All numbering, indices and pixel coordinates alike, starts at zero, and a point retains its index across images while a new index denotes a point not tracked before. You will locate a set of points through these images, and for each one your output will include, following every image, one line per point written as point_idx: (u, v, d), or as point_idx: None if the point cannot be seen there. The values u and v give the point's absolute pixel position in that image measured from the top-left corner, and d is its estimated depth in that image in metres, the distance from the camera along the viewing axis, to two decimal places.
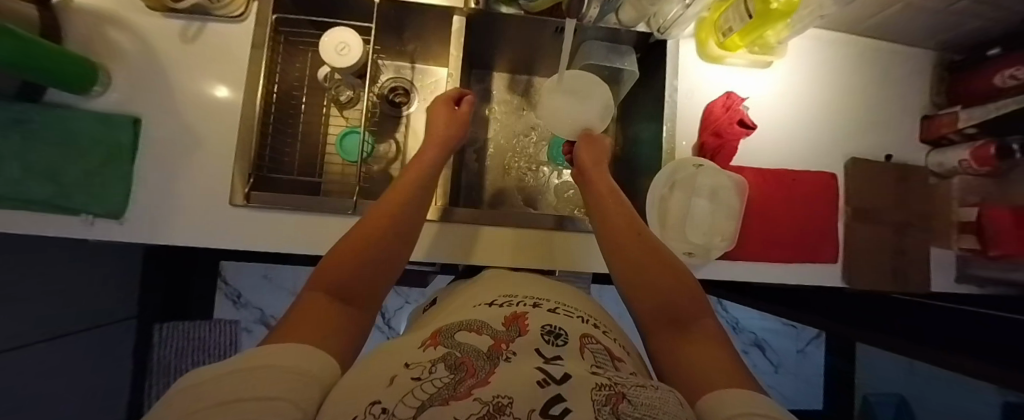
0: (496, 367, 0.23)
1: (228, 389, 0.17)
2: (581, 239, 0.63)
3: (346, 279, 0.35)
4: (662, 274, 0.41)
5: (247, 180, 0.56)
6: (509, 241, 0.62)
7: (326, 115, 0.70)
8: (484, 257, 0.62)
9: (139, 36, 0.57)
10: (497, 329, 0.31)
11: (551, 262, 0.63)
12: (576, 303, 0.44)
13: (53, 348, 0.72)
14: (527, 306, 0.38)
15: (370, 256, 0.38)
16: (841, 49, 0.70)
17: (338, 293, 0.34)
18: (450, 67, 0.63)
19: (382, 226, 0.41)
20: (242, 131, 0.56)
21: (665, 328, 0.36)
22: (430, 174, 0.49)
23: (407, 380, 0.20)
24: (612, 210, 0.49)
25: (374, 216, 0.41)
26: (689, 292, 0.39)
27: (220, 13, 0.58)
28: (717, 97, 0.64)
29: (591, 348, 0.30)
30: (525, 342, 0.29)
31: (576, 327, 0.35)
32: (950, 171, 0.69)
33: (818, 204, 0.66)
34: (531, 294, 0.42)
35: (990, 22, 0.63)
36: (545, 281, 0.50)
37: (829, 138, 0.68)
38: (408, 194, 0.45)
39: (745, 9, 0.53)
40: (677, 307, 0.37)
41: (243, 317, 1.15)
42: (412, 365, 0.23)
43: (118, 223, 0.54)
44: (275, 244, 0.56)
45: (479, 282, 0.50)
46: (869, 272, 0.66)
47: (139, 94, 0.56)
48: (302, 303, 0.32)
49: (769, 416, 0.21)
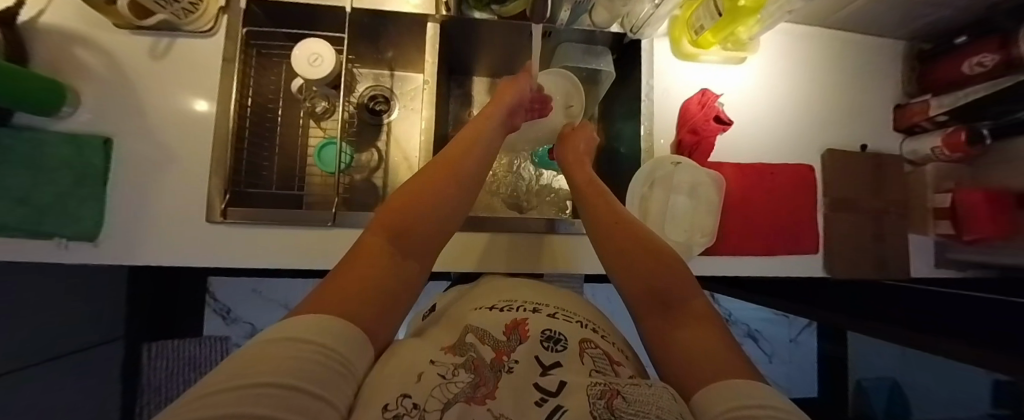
0: (500, 380, 0.25)
1: (238, 376, 0.17)
2: (565, 240, 0.64)
3: (406, 229, 0.37)
4: (646, 257, 0.40)
5: (224, 196, 0.55)
6: (494, 245, 0.62)
7: (304, 127, 0.70)
8: (471, 262, 0.61)
9: (108, 55, 0.56)
10: (498, 338, 0.32)
11: (537, 264, 0.63)
12: (574, 305, 0.43)
13: (42, 372, 0.71)
14: (527, 312, 0.38)
15: (427, 213, 0.39)
16: (814, 42, 0.71)
17: (397, 240, 0.35)
18: (427, 74, 0.63)
19: (440, 186, 0.41)
20: (217, 146, 0.56)
21: (655, 312, 0.35)
22: (485, 142, 0.49)
23: (435, 376, 0.23)
24: (596, 204, 0.49)
25: (432, 177, 0.42)
26: (679, 273, 0.38)
27: (190, 28, 0.57)
28: (693, 94, 0.65)
29: (590, 352, 0.31)
30: (525, 350, 0.30)
31: (575, 332, 0.35)
32: (924, 159, 0.71)
33: (796, 196, 0.67)
34: (532, 299, 0.42)
35: (954, 11, 0.65)
36: (536, 284, 0.48)
37: (806, 130, 0.69)
38: (463, 158, 0.45)
39: (715, 7, 0.54)
40: (671, 287, 0.36)
41: (234, 332, 1.14)
42: (438, 362, 0.26)
43: (93, 245, 0.53)
44: (253, 260, 0.56)
45: (473, 288, 0.50)
46: (850, 260, 0.67)
47: (111, 114, 0.55)
48: (365, 242, 0.34)
49: (773, 407, 0.20)
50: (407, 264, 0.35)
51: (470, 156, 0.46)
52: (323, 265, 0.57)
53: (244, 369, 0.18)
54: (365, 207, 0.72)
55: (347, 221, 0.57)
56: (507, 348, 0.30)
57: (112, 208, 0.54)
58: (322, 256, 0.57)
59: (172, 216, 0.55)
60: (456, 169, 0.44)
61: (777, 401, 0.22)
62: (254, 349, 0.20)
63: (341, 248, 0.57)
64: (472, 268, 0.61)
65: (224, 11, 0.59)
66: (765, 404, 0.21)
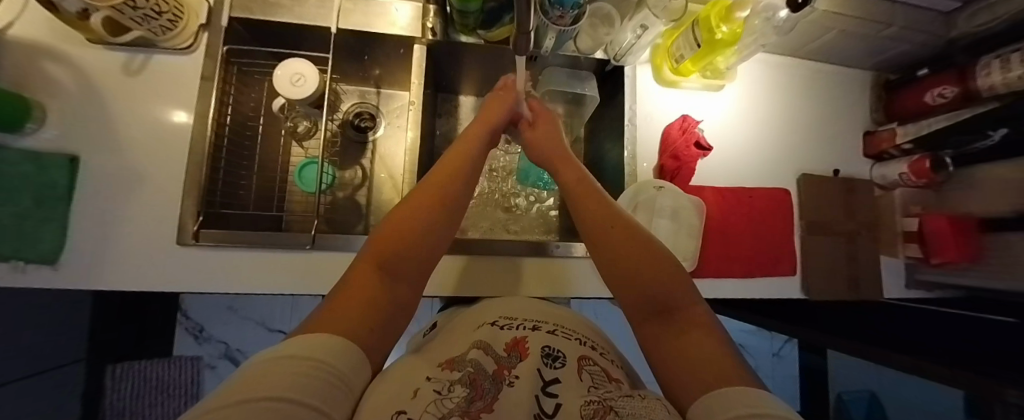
0: (501, 393, 0.26)
1: (254, 387, 0.18)
2: (566, 265, 0.63)
3: (396, 262, 0.36)
4: (645, 261, 0.38)
5: (197, 217, 0.53)
6: (511, 270, 0.61)
7: (286, 146, 0.70)
8: (462, 286, 0.59)
9: (77, 70, 0.54)
10: (498, 353, 0.33)
11: (546, 289, 0.62)
12: (573, 323, 0.43)
13: (8, 394, 0.67)
14: (526, 330, 0.37)
15: (414, 236, 0.38)
16: (788, 70, 0.74)
17: (385, 272, 0.34)
18: (412, 94, 0.63)
19: (429, 208, 0.40)
20: (192, 164, 0.54)
21: (654, 321, 0.35)
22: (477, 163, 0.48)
23: (430, 392, 0.24)
24: (586, 205, 0.46)
25: (417, 204, 0.40)
26: (677, 277, 0.37)
27: (166, 45, 0.56)
28: (673, 120, 0.67)
29: (589, 371, 0.31)
30: (526, 364, 0.30)
31: (574, 347, 0.35)
32: (893, 183, 0.74)
33: (776, 218, 0.69)
34: (531, 316, 0.42)
35: (916, 45, 0.68)
36: (539, 302, 0.48)
37: (782, 155, 0.72)
38: (455, 171, 0.44)
39: (693, 38, 0.56)
40: (670, 292, 0.36)
41: (207, 352, 1.08)
42: (432, 379, 0.27)
43: (53, 268, 0.50)
44: (230, 285, 0.54)
45: (476, 306, 0.48)
46: (826, 282, 0.69)
47: (78, 131, 0.53)
48: (352, 275, 0.34)
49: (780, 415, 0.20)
50: (395, 291, 0.34)
51: (458, 181, 0.44)
52: (306, 290, 0.55)
53: (259, 382, 0.18)
54: (347, 226, 0.71)
55: (327, 244, 0.56)
56: (507, 363, 0.31)
57: (77, 228, 0.51)
58: (302, 280, 0.55)
59: (143, 236, 0.53)
60: (445, 189, 0.42)
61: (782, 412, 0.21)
62: (258, 365, 0.21)
63: (324, 272, 0.56)
64: (467, 294, 0.59)
65: (205, 29, 0.58)
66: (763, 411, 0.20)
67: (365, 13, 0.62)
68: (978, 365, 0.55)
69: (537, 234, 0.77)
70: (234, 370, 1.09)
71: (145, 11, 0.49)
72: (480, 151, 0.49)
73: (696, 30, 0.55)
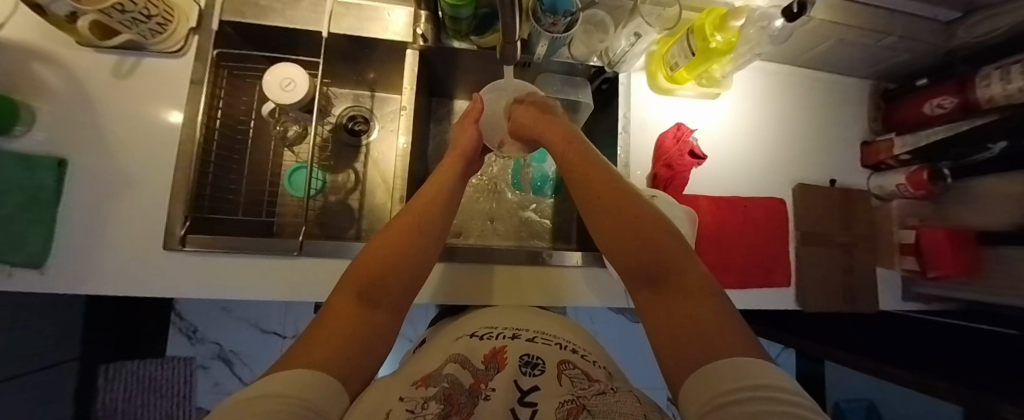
0: (476, 406, 0.27)
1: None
2: (563, 274, 0.62)
3: (378, 288, 0.36)
4: (642, 229, 0.37)
5: (184, 222, 0.53)
6: (510, 279, 0.60)
7: (276, 149, 0.69)
8: (454, 295, 0.58)
9: (67, 72, 0.54)
10: (476, 366, 0.32)
11: (540, 297, 0.60)
12: (556, 327, 0.43)
13: (3, 392, 0.67)
14: (506, 339, 0.37)
15: (400, 265, 0.39)
16: (784, 79, 0.74)
17: (368, 299, 0.35)
18: (404, 99, 0.62)
19: (411, 237, 0.41)
20: (180, 167, 0.53)
21: (652, 289, 0.34)
22: (454, 195, 0.49)
23: (402, 413, 0.24)
24: (586, 170, 0.44)
25: (399, 233, 0.40)
26: (674, 245, 0.36)
27: (156, 48, 0.56)
28: (669, 127, 0.67)
29: (568, 374, 0.31)
30: (504, 376, 0.31)
31: (553, 354, 0.35)
32: (890, 194, 0.73)
33: (771, 228, 0.68)
34: (512, 325, 0.41)
35: (915, 55, 0.67)
36: (523, 308, 0.48)
37: (777, 164, 0.71)
38: (433, 197, 0.46)
39: (688, 46, 0.55)
40: (664, 258, 0.35)
41: (200, 353, 1.10)
42: (406, 399, 0.26)
43: (39, 272, 0.49)
44: (218, 290, 0.53)
45: (462, 318, 0.47)
46: (822, 293, 0.69)
47: (68, 134, 0.53)
48: (334, 304, 0.34)
49: (768, 384, 0.20)
50: (379, 317, 0.35)
51: (437, 212, 0.44)
52: (292, 297, 0.55)
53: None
54: (339, 230, 0.71)
55: (314, 251, 0.55)
56: (484, 376, 0.31)
57: (64, 231, 0.51)
58: (288, 286, 0.54)
59: (131, 240, 0.52)
60: (424, 219, 0.43)
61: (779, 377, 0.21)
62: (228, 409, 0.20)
63: (312, 279, 0.55)
64: (458, 302, 0.58)
65: (196, 32, 0.58)
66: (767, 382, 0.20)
67: (358, 18, 0.62)
68: (977, 381, 0.54)
69: (529, 241, 0.77)
70: (227, 371, 1.10)
71: (134, 15, 0.48)
72: (456, 181, 0.50)
73: (691, 38, 0.54)
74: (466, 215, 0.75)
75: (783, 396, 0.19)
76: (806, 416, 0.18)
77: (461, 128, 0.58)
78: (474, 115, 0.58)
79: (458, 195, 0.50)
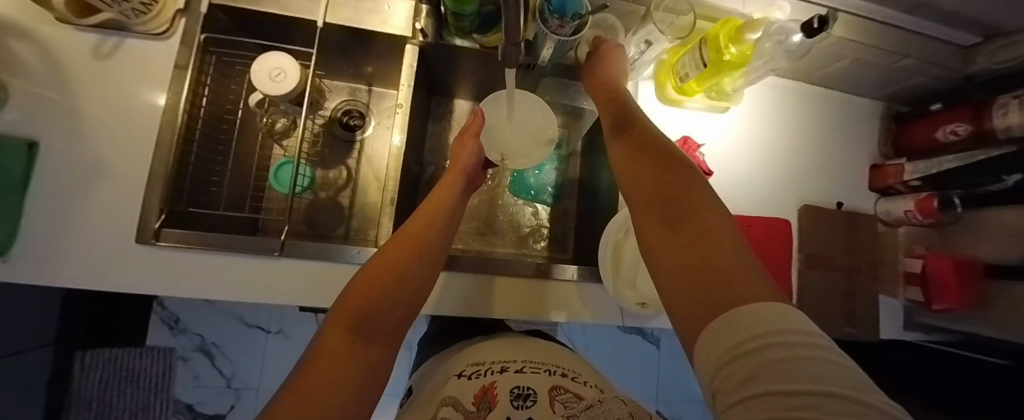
0: None
1: None
2: (566, 288, 0.59)
3: (372, 317, 0.33)
4: (662, 176, 0.35)
5: (158, 214, 0.50)
6: (517, 291, 0.58)
7: (263, 143, 0.66)
8: (458, 307, 0.56)
9: (41, 50, 0.51)
10: (467, 408, 0.30)
11: (545, 312, 0.58)
12: (547, 354, 0.41)
13: None
14: (494, 372, 0.35)
15: (398, 285, 0.37)
16: (795, 97, 0.72)
17: (359, 332, 0.31)
18: (400, 97, 0.59)
19: (410, 258, 0.39)
20: (158, 157, 0.50)
21: (662, 227, 0.31)
22: (454, 217, 0.47)
23: None
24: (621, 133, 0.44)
25: (398, 252, 0.38)
26: (694, 189, 0.32)
27: (139, 30, 0.53)
28: (674, 141, 0.64)
29: (559, 399, 0.30)
30: (497, 417, 0.29)
31: (544, 380, 0.33)
32: (897, 220, 0.71)
33: (774, 249, 0.66)
34: (500, 356, 0.39)
35: (932, 79, 0.65)
36: (512, 338, 0.45)
37: (783, 184, 0.69)
38: (435, 211, 0.44)
39: (700, 56, 0.53)
40: (681, 199, 0.31)
41: (180, 344, 1.07)
42: None
43: (2, 261, 0.47)
44: (192, 288, 0.50)
45: (452, 356, 0.44)
46: (822, 320, 0.67)
47: (40, 116, 0.49)
48: (322, 340, 0.31)
49: (781, 329, 0.18)
50: (373, 354, 0.31)
51: (434, 233, 0.42)
52: (270, 300, 0.52)
53: None
54: (328, 229, 0.68)
55: (296, 252, 0.52)
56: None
57: (32, 219, 0.48)
58: (268, 288, 0.52)
59: (101, 231, 0.49)
60: (423, 236, 0.41)
61: (799, 317, 0.19)
62: None
63: (292, 280, 0.52)
64: (453, 312, 0.56)
65: (183, 14, 0.55)
66: (783, 324, 0.18)
67: (356, 9, 0.58)
68: None
69: (526, 249, 0.74)
70: (209, 364, 1.07)
71: None
72: (456, 199, 0.49)
73: (703, 49, 0.52)
74: (469, 221, 0.72)
75: (807, 346, 0.17)
76: (815, 357, 0.16)
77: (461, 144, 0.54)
78: (474, 128, 0.55)
79: (457, 211, 0.48)
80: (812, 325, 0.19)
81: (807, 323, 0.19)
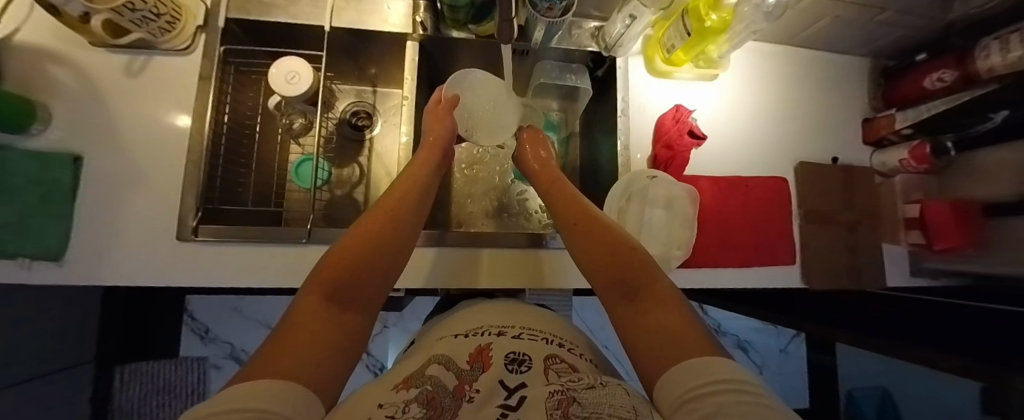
0: (459, 409, 0.23)
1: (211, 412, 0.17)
2: (560, 256, 0.62)
3: (349, 288, 0.35)
4: (613, 248, 0.41)
5: (196, 212, 0.55)
6: (510, 261, 0.61)
7: (282, 144, 0.71)
8: (448, 279, 0.59)
9: (79, 72, 0.56)
10: (461, 367, 0.30)
11: (539, 281, 0.61)
12: (541, 322, 0.42)
13: (26, 392, 0.69)
14: (491, 336, 0.36)
15: (375, 251, 0.39)
16: (780, 60, 0.74)
17: (337, 300, 0.33)
18: (405, 90, 0.63)
19: (388, 230, 0.42)
20: (190, 162, 0.55)
21: (622, 301, 0.35)
22: (428, 195, 0.50)
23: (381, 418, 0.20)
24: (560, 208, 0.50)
25: (371, 226, 0.41)
26: (640, 260, 0.39)
27: (164, 47, 0.58)
28: (667, 110, 0.67)
29: (554, 368, 0.30)
30: (488, 378, 0.28)
31: (541, 348, 0.34)
32: (893, 170, 0.73)
33: (773, 207, 0.68)
34: (497, 323, 0.40)
35: (914, 30, 0.68)
36: (507, 303, 0.47)
37: (778, 145, 0.71)
38: (406, 188, 0.48)
39: (683, 26, 0.56)
40: (632, 271, 0.37)
41: (212, 353, 1.11)
42: (386, 405, 0.22)
43: (57, 266, 0.51)
44: (228, 278, 0.54)
45: (449, 317, 0.46)
46: (826, 272, 0.69)
47: (81, 132, 0.54)
48: (298, 308, 0.31)
49: (727, 383, 0.21)
50: (350, 320, 0.33)
51: (411, 208, 0.46)
52: (301, 283, 0.56)
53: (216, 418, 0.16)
54: (345, 222, 0.72)
55: (322, 238, 0.56)
56: (468, 378, 0.28)
57: (80, 224, 0.52)
58: (296, 274, 0.56)
59: (143, 233, 0.54)
60: (401, 215, 0.44)
61: (728, 369, 0.23)
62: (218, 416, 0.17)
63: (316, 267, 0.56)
64: (440, 285, 0.59)
65: (202, 30, 0.60)
66: (721, 379, 0.22)
67: (358, 11, 0.63)
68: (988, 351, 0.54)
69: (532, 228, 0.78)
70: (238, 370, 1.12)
71: (144, 13, 0.50)
72: (429, 173, 0.52)
73: (686, 19, 0.55)
74: (477, 206, 0.77)
75: (742, 392, 0.21)
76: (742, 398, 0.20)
77: (428, 121, 0.58)
78: (445, 109, 0.60)
79: (432, 192, 0.52)
80: (736, 375, 0.22)
81: (739, 373, 0.22)
